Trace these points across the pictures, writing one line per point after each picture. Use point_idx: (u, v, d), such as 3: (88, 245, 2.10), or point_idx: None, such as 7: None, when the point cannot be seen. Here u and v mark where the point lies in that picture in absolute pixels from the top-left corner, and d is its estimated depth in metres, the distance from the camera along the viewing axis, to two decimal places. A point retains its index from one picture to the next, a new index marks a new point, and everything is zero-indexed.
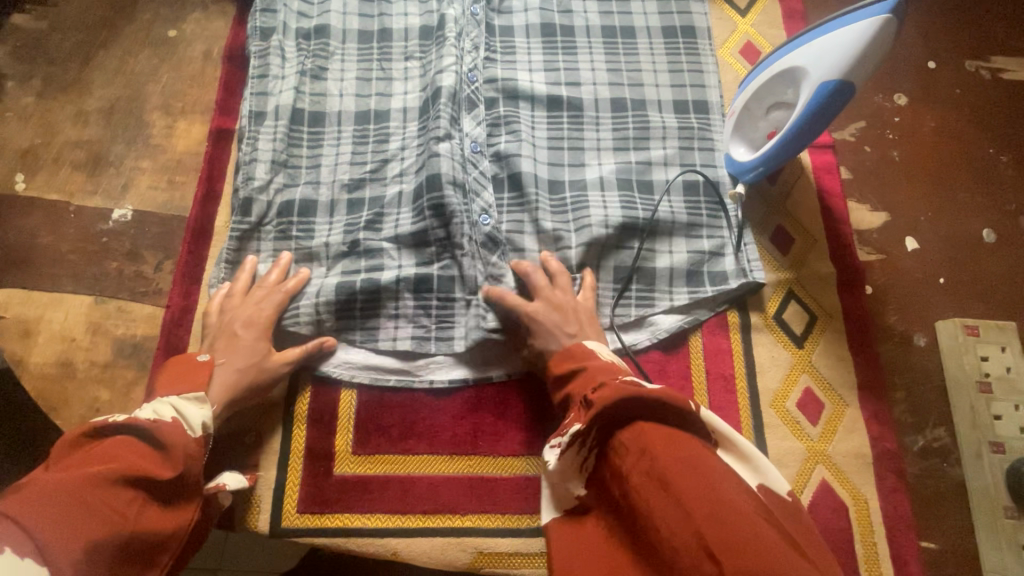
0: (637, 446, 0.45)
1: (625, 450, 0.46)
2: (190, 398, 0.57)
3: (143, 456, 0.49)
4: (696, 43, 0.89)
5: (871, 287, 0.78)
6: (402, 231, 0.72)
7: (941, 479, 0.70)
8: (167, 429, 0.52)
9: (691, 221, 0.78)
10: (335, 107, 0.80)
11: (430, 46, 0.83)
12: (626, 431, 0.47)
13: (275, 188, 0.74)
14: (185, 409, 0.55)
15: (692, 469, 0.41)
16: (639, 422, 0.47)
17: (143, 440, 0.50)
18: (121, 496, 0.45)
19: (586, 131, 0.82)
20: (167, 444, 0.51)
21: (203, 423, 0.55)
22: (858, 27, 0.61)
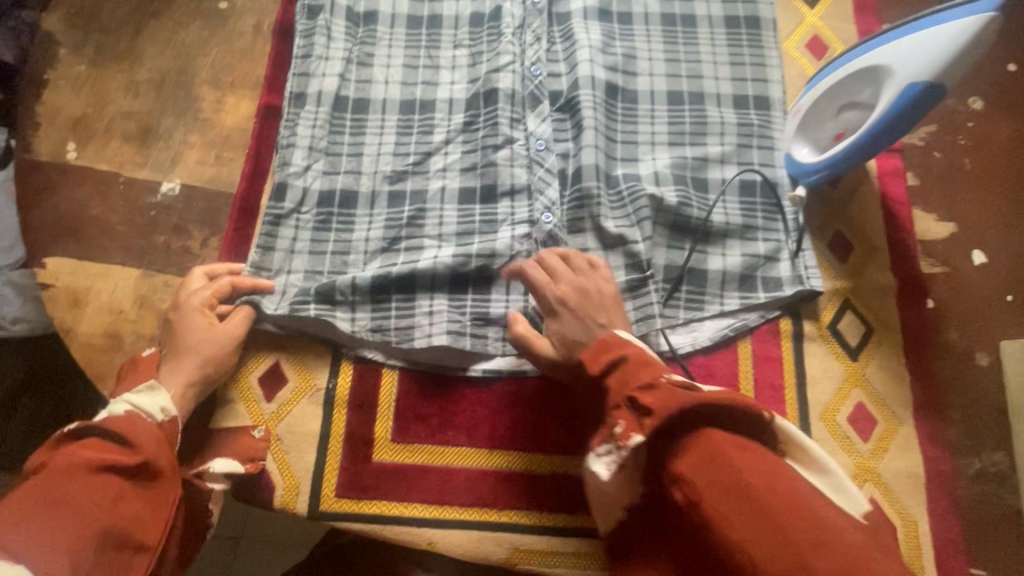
0: (707, 452, 0.42)
1: (690, 461, 0.42)
2: (141, 389, 0.57)
3: (101, 449, 0.49)
4: (760, 34, 0.85)
5: (933, 301, 0.74)
6: (446, 230, 0.73)
7: (995, 505, 0.67)
8: (119, 425, 0.51)
9: (745, 223, 0.75)
10: (379, 94, 0.79)
11: (481, 37, 0.82)
12: (690, 438, 0.44)
13: (313, 174, 0.74)
14: (137, 401, 0.56)
15: (774, 486, 0.39)
16: (706, 428, 0.43)
17: (104, 439, 0.50)
18: (95, 487, 0.46)
19: (641, 125, 0.80)
20: (127, 435, 0.50)
21: (161, 407, 0.56)
22: (955, 26, 0.58)
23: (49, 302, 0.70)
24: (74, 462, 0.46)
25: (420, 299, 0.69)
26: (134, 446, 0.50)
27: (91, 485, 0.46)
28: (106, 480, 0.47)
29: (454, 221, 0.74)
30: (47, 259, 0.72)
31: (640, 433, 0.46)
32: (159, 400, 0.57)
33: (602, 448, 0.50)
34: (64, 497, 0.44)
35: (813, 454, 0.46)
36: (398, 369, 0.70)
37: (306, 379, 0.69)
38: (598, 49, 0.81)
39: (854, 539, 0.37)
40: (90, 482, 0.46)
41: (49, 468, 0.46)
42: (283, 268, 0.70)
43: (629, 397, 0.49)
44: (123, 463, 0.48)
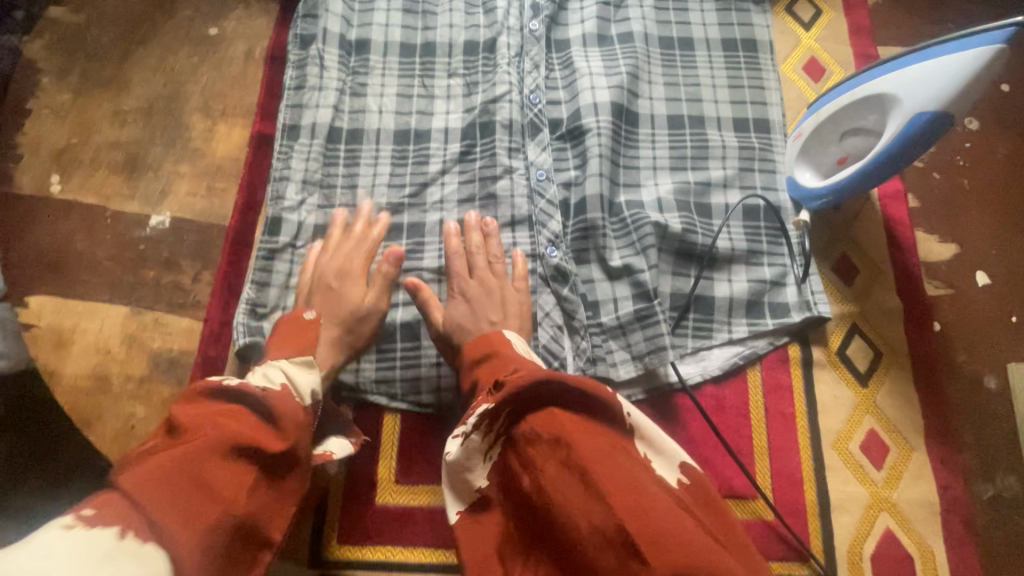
0: (552, 434, 0.41)
1: (531, 439, 0.42)
2: (299, 362, 0.55)
3: (249, 426, 0.43)
4: (757, 57, 0.86)
5: (940, 323, 0.74)
6: (447, 263, 0.71)
7: (1010, 531, 0.66)
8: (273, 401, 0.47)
9: (751, 248, 0.74)
10: (374, 124, 0.77)
11: (476, 65, 0.81)
12: (530, 417, 0.44)
13: (307, 209, 0.72)
14: (293, 375, 0.52)
15: (612, 466, 0.39)
16: (553, 408, 0.43)
17: (255, 412, 0.45)
18: (241, 467, 0.41)
19: (642, 149, 0.79)
20: (278, 417, 0.46)
21: (310, 391, 0.52)
22: (961, 57, 0.57)
23: (33, 343, 0.67)
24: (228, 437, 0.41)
25: (427, 344, 0.67)
26: (281, 429, 0.46)
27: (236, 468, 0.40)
28: (253, 465, 0.42)
29: None
30: (30, 298, 0.69)
31: (489, 400, 0.46)
32: (312, 380, 0.54)
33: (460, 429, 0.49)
34: (205, 477, 0.38)
35: (651, 429, 0.47)
36: (402, 410, 0.68)
37: None
38: (597, 75, 0.81)
39: (684, 517, 0.38)
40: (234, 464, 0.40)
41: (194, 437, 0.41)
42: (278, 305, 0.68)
43: (494, 383, 0.49)
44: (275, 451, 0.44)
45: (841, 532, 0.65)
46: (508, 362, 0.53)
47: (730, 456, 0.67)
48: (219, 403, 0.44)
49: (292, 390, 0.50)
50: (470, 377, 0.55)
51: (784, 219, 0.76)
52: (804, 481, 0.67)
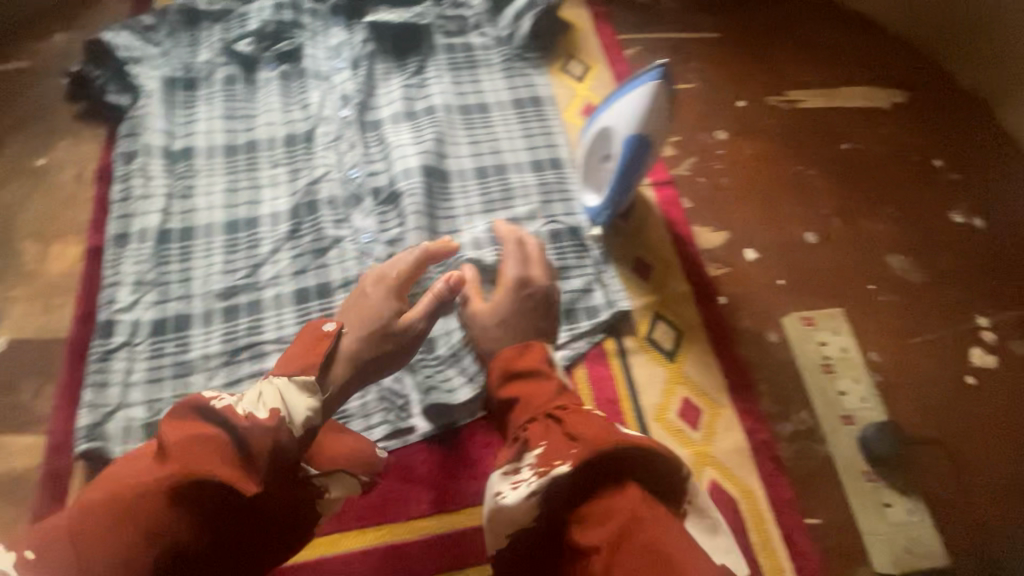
0: (625, 516, 0.47)
1: (601, 513, 0.48)
2: (305, 386, 0.61)
3: (226, 464, 0.50)
4: (543, 110, 1.02)
5: (725, 297, 0.88)
6: (285, 332, 0.78)
7: (811, 458, 0.76)
8: (253, 437, 0.53)
9: (560, 264, 0.86)
10: (205, 220, 0.85)
11: (297, 155, 0.92)
12: (613, 486, 0.49)
13: (142, 307, 0.77)
14: (290, 402, 0.58)
15: (662, 548, 0.44)
16: (632, 485, 0.49)
17: (225, 452, 0.51)
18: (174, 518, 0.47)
19: (456, 199, 0.91)
20: (252, 456, 0.52)
21: (303, 417, 0.59)
22: (640, 96, 0.75)
23: None
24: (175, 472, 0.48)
25: None
26: (247, 472, 0.51)
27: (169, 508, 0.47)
28: (184, 510, 0.47)
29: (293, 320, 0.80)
30: None
31: (566, 462, 0.52)
32: (304, 403, 0.60)
33: (516, 477, 0.56)
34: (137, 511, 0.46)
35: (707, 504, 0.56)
36: None
37: None
38: (406, 146, 0.94)
39: None
40: (162, 508, 0.47)
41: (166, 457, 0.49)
42: (121, 401, 0.71)
43: (551, 411, 0.61)
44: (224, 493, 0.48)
45: None
46: (542, 392, 0.64)
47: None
48: (211, 425, 0.52)
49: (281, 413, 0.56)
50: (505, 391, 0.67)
51: (582, 236, 0.89)
52: None
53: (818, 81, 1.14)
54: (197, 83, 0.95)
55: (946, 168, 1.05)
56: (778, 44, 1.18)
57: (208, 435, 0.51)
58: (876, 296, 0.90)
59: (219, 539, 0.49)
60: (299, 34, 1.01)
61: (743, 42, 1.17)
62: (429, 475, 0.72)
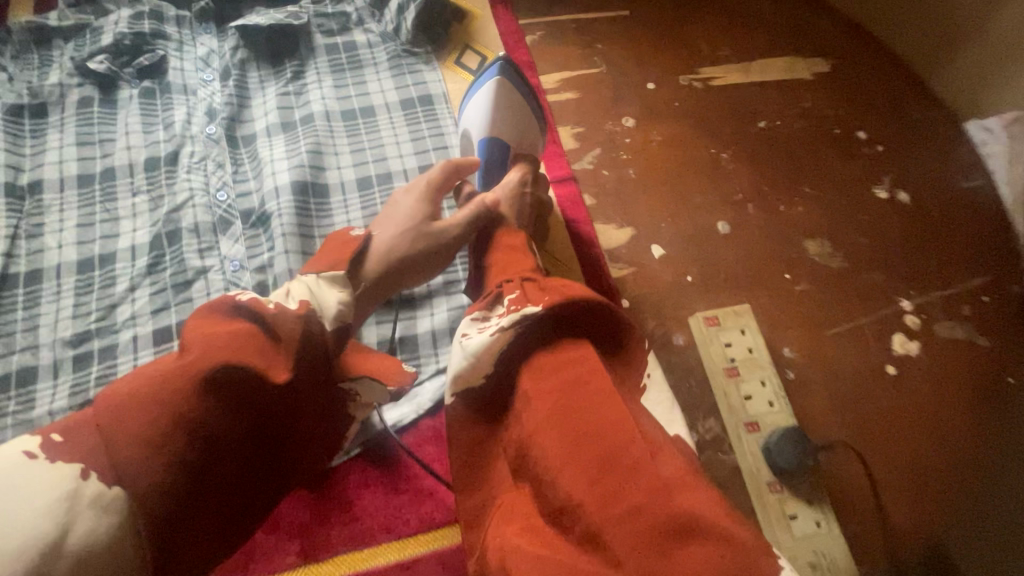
0: (580, 360, 0.51)
1: (546, 361, 0.51)
2: (334, 279, 0.59)
3: (250, 346, 0.48)
4: (433, 109, 0.95)
5: (628, 299, 0.82)
6: None
7: (716, 470, 0.71)
8: (282, 324, 0.51)
9: (447, 279, 0.80)
10: (54, 260, 0.78)
11: (158, 179, 0.84)
12: (568, 342, 0.52)
13: None
14: (316, 292, 0.57)
15: (590, 407, 0.47)
16: (583, 341, 0.53)
17: (254, 335, 0.49)
18: (198, 404, 0.45)
19: (335, 215, 0.84)
20: (281, 338, 0.51)
21: (333, 307, 0.57)
22: (484, 88, 0.80)
23: None
24: (206, 358, 0.46)
25: None
26: (278, 352, 0.50)
27: (202, 394, 0.45)
28: (221, 396, 0.46)
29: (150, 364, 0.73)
30: None
31: (536, 303, 0.54)
32: (334, 295, 0.58)
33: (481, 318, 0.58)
34: (169, 399, 0.44)
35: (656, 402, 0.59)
36: None
37: None
38: (278, 161, 0.86)
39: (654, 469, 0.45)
40: (197, 397, 0.45)
41: (199, 346, 0.47)
42: None
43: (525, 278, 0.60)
44: (261, 379, 0.48)
45: None
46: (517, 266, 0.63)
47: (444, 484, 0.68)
48: (243, 317, 0.50)
49: (309, 305, 0.55)
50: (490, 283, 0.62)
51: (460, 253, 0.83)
52: None
53: (734, 54, 1.07)
54: (48, 108, 0.87)
55: (870, 139, 0.98)
56: (691, 17, 1.10)
57: (228, 331, 0.49)
58: (791, 286, 0.84)
59: (252, 430, 0.49)
60: (161, 45, 0.93)
61: (653, 18, 1.09)
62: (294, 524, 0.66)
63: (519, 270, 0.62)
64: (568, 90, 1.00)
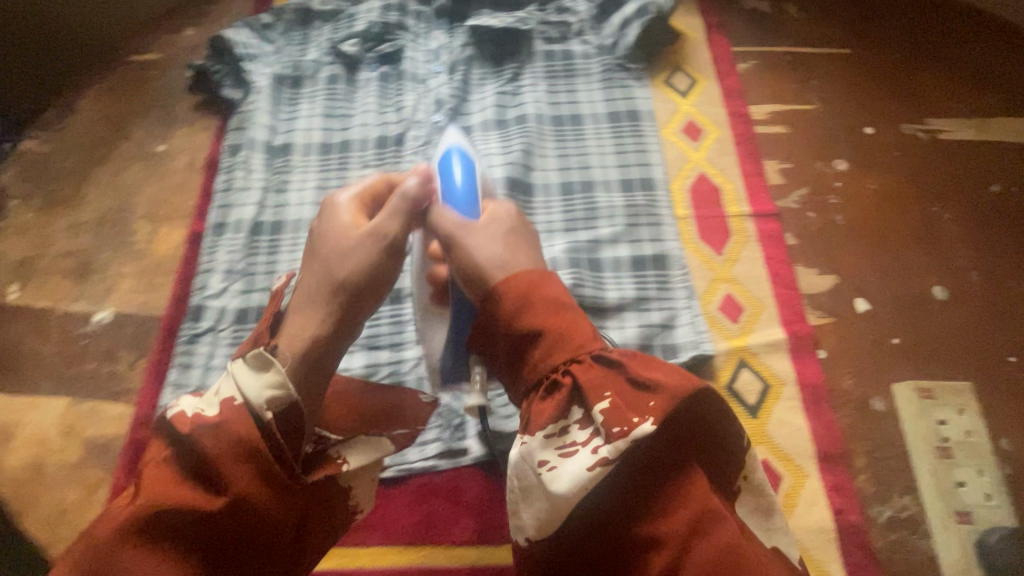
0: (695, 507, 0.42)
1: (664, 497, 0.43)
2: (253, 363, 0.47)
3: (171, 484, 0.44)
4: (640, 125, 0.96)
5: (825, 351, 0.78)
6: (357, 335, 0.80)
7: (911, 553, 0.66)
8: (209, 446, 0.44)
9: (639, 295, 0.81)
10: (294, 216, 0.88)
11: (386, 157, 0.93)
12: (679, 463, 0.44)
13: (230, 295, 0.81)
14: (242, 383, 0.47)
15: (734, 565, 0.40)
16: (691, 468, 0.44)
17: (182, 469, 0.44)
18: (148, 557, 0.42)
19: (538, 215, 0.88)
20: (214, 467, 0.44)
21: (259, 393, 0.46)
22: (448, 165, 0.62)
23: None
24: (145, 506, 0.42)
25: None
26: (213, 481, 0.44)
27: (150, 542, 0.43)
28: (162, 550, 0.43)
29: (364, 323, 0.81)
30: None
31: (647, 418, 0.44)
32: (265, 377, 0.47)
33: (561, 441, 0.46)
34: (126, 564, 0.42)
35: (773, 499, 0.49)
36: None
37: None
38: (494, 156, 0.91)
39: None
40: (146, 551, 0.42)
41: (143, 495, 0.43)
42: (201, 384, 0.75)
43: (595, 354, 0.47)
44: (194, 515, 0.43)
45: None
46: (577, 324, 0.49)
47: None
48: (161, 447, 0.46)
49: (238, 404, 0.45)
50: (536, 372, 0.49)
51: (381, 318, 0.81)
52: None
53: (968, 108, 0.98)
54: (303, 81, 0.98)
55: None
56: (920, 65, 1.03)
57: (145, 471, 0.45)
58: (1017, 371, 0.76)
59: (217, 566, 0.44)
60: (401, 36, 1.02)
61: (876, 61, 1.03)
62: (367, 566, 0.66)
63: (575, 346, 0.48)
64: (778, 123, 0.96)
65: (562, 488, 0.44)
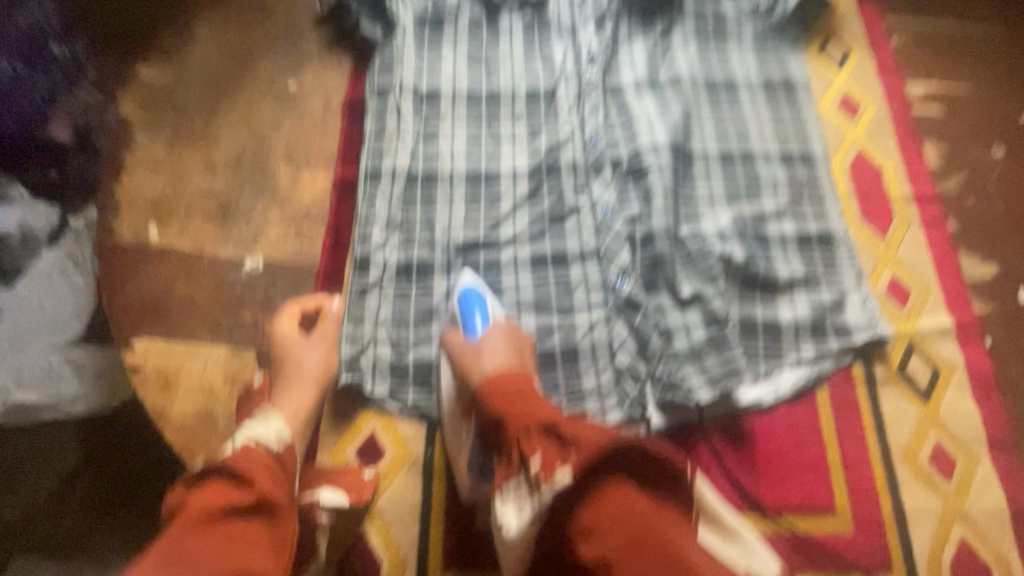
0: (637, 513, 0.44)
1: (601, 517, 0.45)
2: (257, 419, 0.59)
3: (217, 491, 0.47)
4: (796, 96, 0.92)
5: (991, 339, 0.78)
6: (524, 297, 0.78)
7: None
8: (238, 462, 0.51)
9: (808, 274, 0.79)
10: (447, 168, 0.84)
11: (538, 112, 0.88)
12: (617, 480, 0.47)
13: (391, 248, 0.78)
14: (257, 432, 0.57)
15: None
16: (621, 481, 0.47)
17: (226, 483, 0.49)
18: (214, 543, 0.44)
19: (699, 184, 0.85)
20: (247, 473, 0.50)
21: (278, 436, 0.58)
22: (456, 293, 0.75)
23: (139, 383, 0.71)
24: (197, 511, 0.45)
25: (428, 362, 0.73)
26: (249, 482, 0.49)
27: (214, 542, 0.44)
28: (206, 538, 0.44)
29: (530, 285, 0.79)
30: (135, 339, 0.72)
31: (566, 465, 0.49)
32: (275, 427, 0.59)
33: (513, 493, 0.52)
34: (199, 556, 0.42)
35: (731, 524, 0.52)
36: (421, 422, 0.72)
37: (402, 448, 0.72)
38: (653, 118, 0.87)
39: None
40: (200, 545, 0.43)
41: (183, 509, 0.46)
42: (369, 339, 0.73)
43: (547, 428, 0.53)
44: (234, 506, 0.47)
45: (919, 544, 0.67)
46: (532, 405, 0.57)
47: (794, 474, 0.70)
48: (205, 479, 0.49)
49: (256, 446, 0.55)
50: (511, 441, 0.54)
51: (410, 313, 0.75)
52: (880, 495, 0.69)
53: None
54: (445, 23, 0.92)
55: None
56: None
57: (177, 501, 0.47)
58: None
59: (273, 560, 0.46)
60: None
61: None
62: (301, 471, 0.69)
63: (525, 415, 0.55)
64: (934, 104, 0.94)
65: (512, 533, 0.52)
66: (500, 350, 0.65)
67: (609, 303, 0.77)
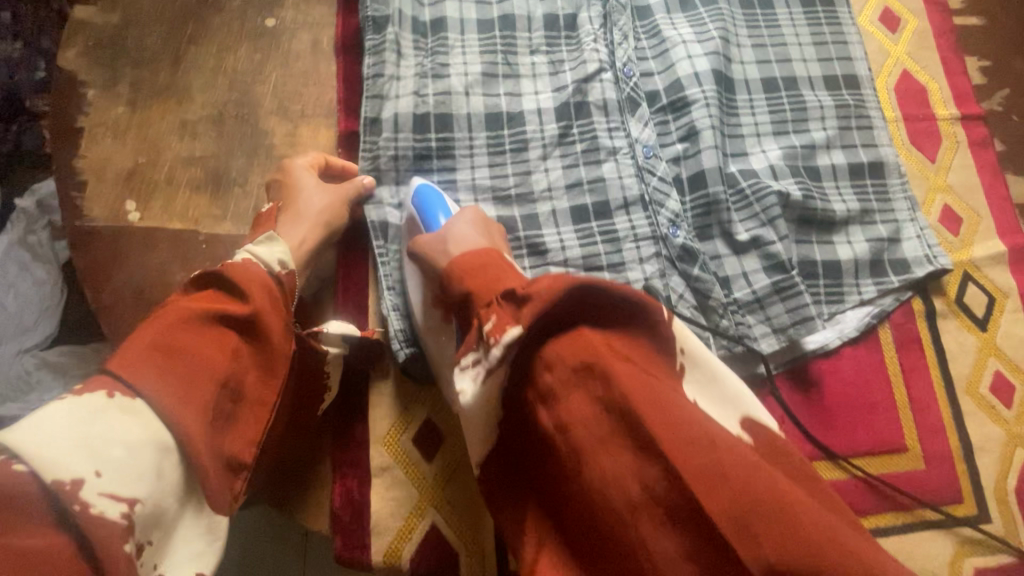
0: (590, 351, 0.42)
1: (562, 352, 0.43)
2: (261, 241, 0.59)
3: (212, 300, 0.48)
4: (836, 10, 0.83)
5: None
6: (571, 255, 0.71)
7: None
8: (237, 275, 0.50)
9: (864, 207, 0.74)
10: (462, 110, 0.74)
11: (560, 42, 0.78)
12: (578, 327, 0.44)
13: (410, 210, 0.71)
14: (257, 251, 0.56)
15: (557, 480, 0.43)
16: (584, 329, 0.44)
17: (222, 290, 0.49)
18: (211, 338, 0.45)
19: (742, 116, 0.78)
20: (244, 289, 0.49)
21: (278, 261, 0.57)
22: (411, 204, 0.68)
23: None
24: (193, 314, 0.46)
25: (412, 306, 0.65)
26: (247, 296, 0.49)
27: (205, 340, 0.45)
28: (204, 333, 0.45)
29: (575, 240, 0.71)
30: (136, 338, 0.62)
31: (520, 322, 0.44)
32: (277, 252, 0.58)
33: (467, 360, 0.47)
34: (189, 351, 0.43)
35: (716, 364, 0.48)
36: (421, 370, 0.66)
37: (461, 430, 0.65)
38: (690, 42, 0.78)
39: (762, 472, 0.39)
40: (199, 339, 0.45)
41: (173, 309, 0.46)
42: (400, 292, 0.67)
43: (507, 291, 0.47)
44: (230, 314, 0.47)
45: (987, 473, 0.68)
46: (502, 276, 0.50)
47: (863, 417, 0.69)
48: (206, 291, 0.49)
49: (258, 261, 0.54)
50: (457, 291, 0.51)
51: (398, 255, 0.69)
52: (946, 429, 0.69)
53: None
54: None
55: None
56: None
57: (172, 299, 0.48)
58: None
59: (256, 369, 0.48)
60: None
61: None
62: (352, 453, 0.63)
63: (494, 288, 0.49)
64: (974, 15, 0.88)
65: (469, 402, 0.46)
66: (471, 235, 0.58)
67: (662, 255, 0.71)
